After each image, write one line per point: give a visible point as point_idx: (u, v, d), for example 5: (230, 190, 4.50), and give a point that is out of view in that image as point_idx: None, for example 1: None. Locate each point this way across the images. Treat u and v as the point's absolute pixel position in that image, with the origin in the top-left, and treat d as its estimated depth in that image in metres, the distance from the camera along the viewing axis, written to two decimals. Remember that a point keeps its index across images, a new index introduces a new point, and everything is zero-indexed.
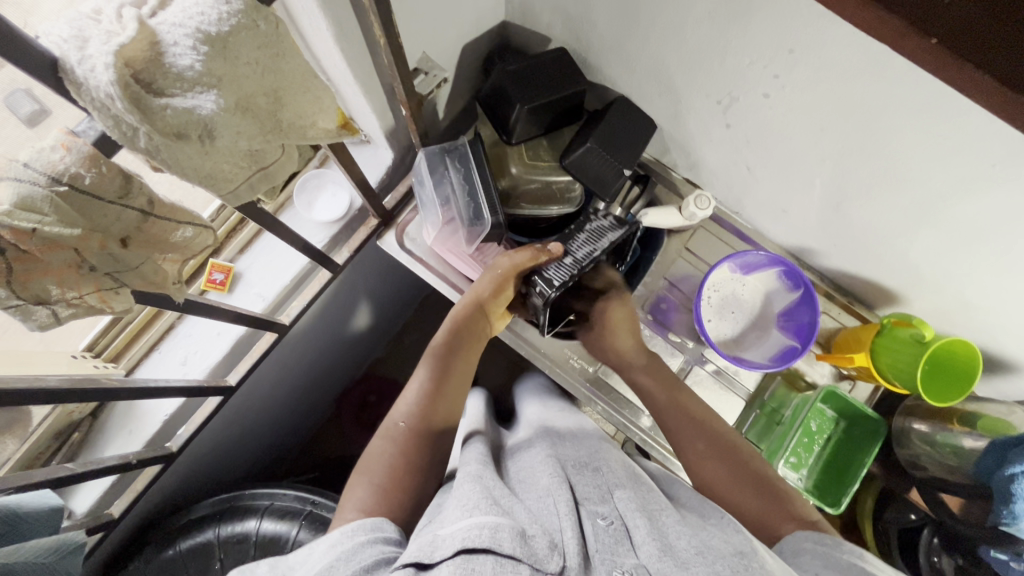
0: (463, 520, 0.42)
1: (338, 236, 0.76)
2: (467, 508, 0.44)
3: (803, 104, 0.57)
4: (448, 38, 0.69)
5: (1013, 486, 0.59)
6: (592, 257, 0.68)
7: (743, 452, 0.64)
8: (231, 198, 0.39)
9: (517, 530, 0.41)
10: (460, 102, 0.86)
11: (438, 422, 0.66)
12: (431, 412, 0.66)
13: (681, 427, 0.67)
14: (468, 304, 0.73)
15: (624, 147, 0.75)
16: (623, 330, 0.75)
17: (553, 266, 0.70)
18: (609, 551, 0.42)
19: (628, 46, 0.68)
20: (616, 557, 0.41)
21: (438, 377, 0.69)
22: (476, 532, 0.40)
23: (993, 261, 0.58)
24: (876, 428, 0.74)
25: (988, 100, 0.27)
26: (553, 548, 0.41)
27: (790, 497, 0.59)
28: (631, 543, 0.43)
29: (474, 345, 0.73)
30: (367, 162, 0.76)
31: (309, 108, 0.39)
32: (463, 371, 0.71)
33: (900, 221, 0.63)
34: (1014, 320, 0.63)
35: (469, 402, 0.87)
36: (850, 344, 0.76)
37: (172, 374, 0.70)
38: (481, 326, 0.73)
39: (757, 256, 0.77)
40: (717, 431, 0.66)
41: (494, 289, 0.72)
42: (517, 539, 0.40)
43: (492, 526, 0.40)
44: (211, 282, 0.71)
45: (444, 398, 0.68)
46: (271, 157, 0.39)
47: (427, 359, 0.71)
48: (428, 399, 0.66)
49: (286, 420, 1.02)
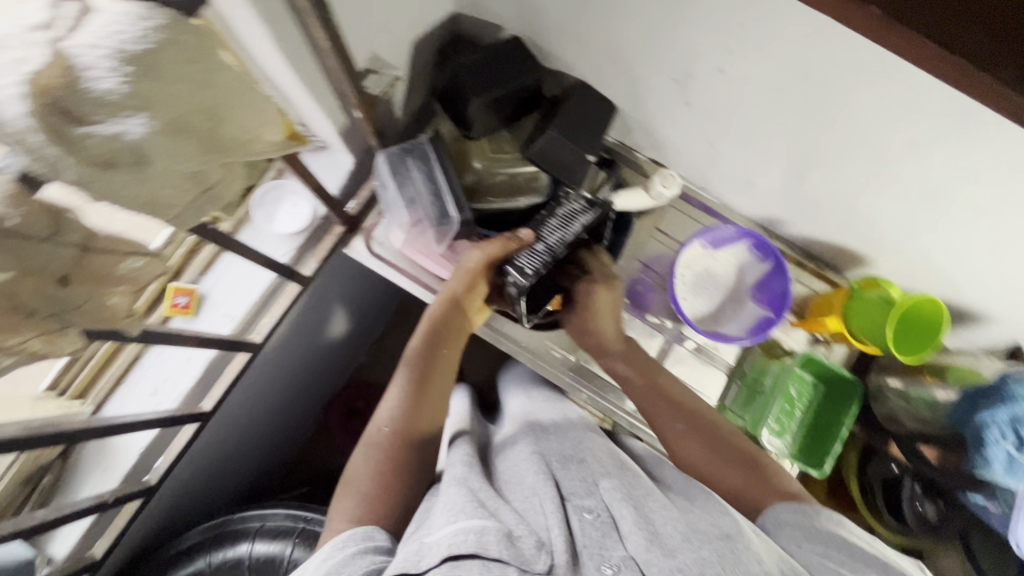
0: (450, 526, 0.45)
1: (303, 248, 0.74)
2: (453, 511, 0.47)
3: (759, 77, 0.57)
4: (396, 34, 0.67)
5: (985, 433, 0.60)
6: (563, 244, 0.69)
7: (724, 431, 0.65)
8: (178, 222, 0.37)
9: (503, 533, 0.44)
10: (416, 98, 0.84)
11: (422, 425, 0.65)
12: (413, 416, 0.64)
13: (661, 408, 0.68)
14: (443, 302, 0.71)
15: (586, 133, 0.74)
16: (607, 314, 0.74)
17: (524, 254, 0.70)
18: (598, 545, 0.46)
19: (581, 30, 0.67)
20: (605, 551, 0.46)
21: (418, 379, 0.67)
22: (462, 537, 0.43)
23: (952, 216, 0.59)
24: (853, 389, 0.76)
25: (937, 60, 0.28)
26: (541, 548, 0.44)
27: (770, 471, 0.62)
28: (618, 535, 0.47)
29: (455, 344, 0.70)
30: (325, 169, 0.74)
31: (253, 123, 0.38)
32: (445, 370, 0.69)
33: (862, 186, 0.63)
34: (977, 271, 0.65)
35: (454, 400, 0.86)
36: (822, 309, 0.77)
37: (144, 407, 0.68)
38: (459, 323, 0.71)
39: (727, 229, 0.78)
40: (695, 411, 0.67)
41: (467, 286, 0.71)
42: (503, 543, 0.43)
43: (478, 530, 0.43)
44: (174, 307, 0.68)
45: (425, 402, 0.66)
46: (213, 177, 0.38)
47: (406, 362, 0.69)
48: (409, 403, 0.65)
49: (270, 438, 1.00)
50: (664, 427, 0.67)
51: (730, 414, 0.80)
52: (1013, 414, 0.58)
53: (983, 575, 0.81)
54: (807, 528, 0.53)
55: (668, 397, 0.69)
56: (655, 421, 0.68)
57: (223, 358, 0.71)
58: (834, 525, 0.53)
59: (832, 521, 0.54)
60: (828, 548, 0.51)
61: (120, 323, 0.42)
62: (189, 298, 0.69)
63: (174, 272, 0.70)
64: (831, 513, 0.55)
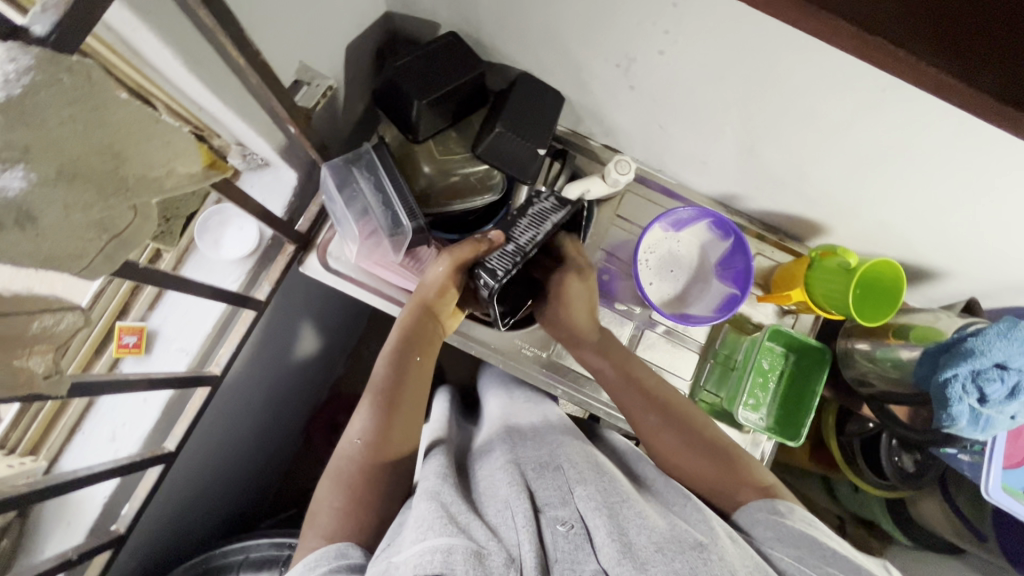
0: (418, 543, 0.44)
1: (254, 271, 0.71)
2: (423, 527, 0.46)
3: (698, 56, 0.56)
4: (326, 40, 0.64)
5: (948, 390, 0.60)
6: (535, 242, 0.66)
7: (697, 420, 0.66)
8: (90, 271, 0.35)
9: (472, 551, 0.43)
10: (359, 104, 0.81)
11: (395, 437, 0.63)
12: (387, 425, 0.63)
13: (633, 401, 0.67)
14: (416, 305, 0.70)
15: (534, 126, 0.72)
16: (579, 304, 0.72)
17: (490, 258, 0.68)
18: (569, 560, 0.47)
19: (516, 20, 0.65)
20: (577, 565, 0.46)
21: (390, 384, 0.66)
22: (429, 557, 0.42)
23: (899, 179, 0.60)
24: (822, 355, 0.77)
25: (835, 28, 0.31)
26: (510, 564, 0.44)
27: (741, 460, 0.62)
28: (590, 545, 0.48)
29: (428, 349, 0.69)
30: (268, 187, 0.71)
31: (158, 155, 0.36)
32: (419, 377, 0.68)
33: (811, 156, 0.63)
34: (929, 229, 0.66)
35: (435, 404, 0.86)
36: (786, 281, 0.77)
37: (102, 454, 0.65)
38: (432, 328, 0.70)
39: (686, 212, 0.77)
40: (669, 401, 0.67)
41: (439, 287, 0.70)
42: (470, 561, 0.42)
43: (445, 549, 0.43)
44: (122, 346, 0.66)
45: (399, 410, 0.64)
46: (123, 223, 0.35)
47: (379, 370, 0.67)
48: (383, 411, 0.63)
49: (249, 465, 0.97)
50: (637, 419, 0.67)
51: (706, 393, 0.80)
52: (973, 367, 0.58)
53: (962, 516, 0.85)
54: (778, 527, 0.53)
55: (643, 390, 0.68)
56: (629, 412, 0.68)
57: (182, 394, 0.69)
58: (805, 525, 0.53)
59: (804, 521, 0.54)
60: (800, 547, 0.50)
61: (40, 387, 0.38)
62: (137, 336, 0.67)
63: (120, 312, 0.68)
64: (804, 514, 0.55)
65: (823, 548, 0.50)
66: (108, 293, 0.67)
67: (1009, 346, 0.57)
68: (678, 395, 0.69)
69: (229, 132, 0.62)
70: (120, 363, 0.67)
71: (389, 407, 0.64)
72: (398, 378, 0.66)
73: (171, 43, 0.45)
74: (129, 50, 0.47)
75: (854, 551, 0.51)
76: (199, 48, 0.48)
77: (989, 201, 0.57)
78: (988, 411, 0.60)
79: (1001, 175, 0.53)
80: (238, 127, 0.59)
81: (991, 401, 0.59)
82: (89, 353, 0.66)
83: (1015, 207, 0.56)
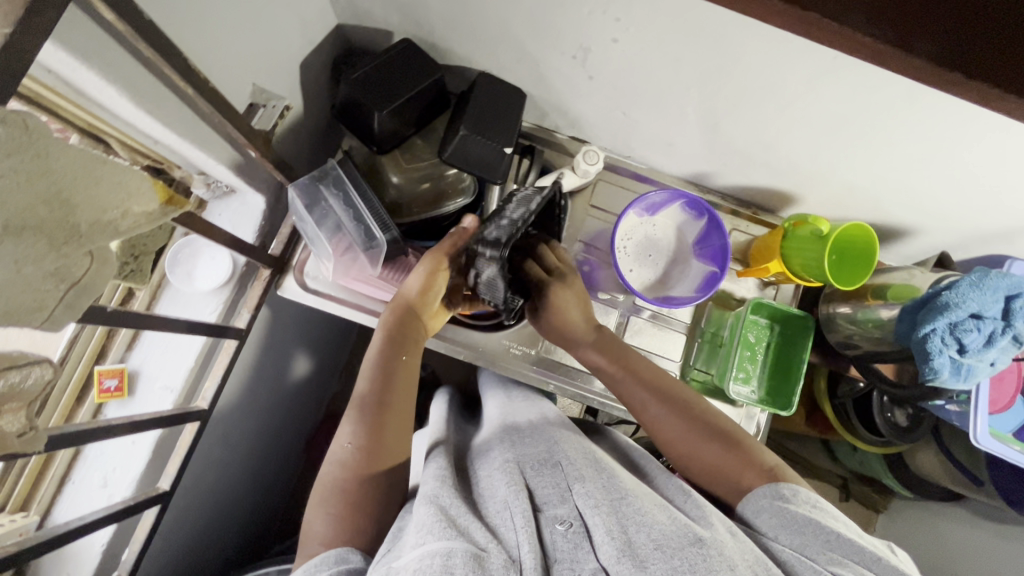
0: (419, 548, 0.45)
1: (232, 299, 0.71)
2: (422, 531, 0.47)
3: (651, 40, 0.57)
4: (277, 60, 0.64)
5: (929, 345, 0.60)
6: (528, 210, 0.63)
7: (699, 406, 0.66)
8: (51, 323, 0.35)
9: (471, 554, 0.44)
10: (321, 120, 0.80)
11: (388, 445, 0.63)
12: (376, 424, 0.62)
13: (635, 391, 0.68)
14: (398, 303, 0.70)
15: (498, 126, 0.71)
16: (570, 309, 0.71)
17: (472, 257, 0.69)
18: (569, 559, 0.47)
19: (468, 21, 0.65)
20: (576, 564, 0.47)
21: (379, 388, 0.65)
22: (429, 561, 0.43)
23: (860, 143, 0.60)
24: (804, 323, 0.79)
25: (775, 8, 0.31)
26: (509, 565, 0.44)
27: (744, 444, 0.62)
28: (590, 543, 0.48)
29: (414, 348, 0.68)
30: (236, 213, 0.70)
31: (111, 195, 0.36)
32: (407, 378, 0.67)
33: (773, 129, 0.64)
34: (894, 189, 0.67)
35: (434, 405, 0.86)
36: (763, 255, 0.78)
37: (97, 501, 0.64)
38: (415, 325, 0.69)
39: (658, 195, 0.77)
40: (671, 390, 0.67)
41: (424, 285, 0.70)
42: (470, 564, 0.43)
43: (444, 553, 0.43)
44: (104, 391, 0.65)
45: (390, 418, 0.64)
46: (80, 270, 0.35)
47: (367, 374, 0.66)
48: (372, 415, 0.63)
49: (251, 493, 0.97)
50: (637, 410, 0.68)
51: (696, 372, 0.81)
52: (950, 321, 0.59)
53: (956, 463, 0.87)
54: (783, 513, 0.53)
55: (645, 381, 0.68)
56: (632, 403, 0.68)
57: (171, 432, 0.68)
58: (811, 509, 0.53)
59: (810, 504, 0.54)
60: (805, 534, 0.51)
61: (13, 446, 0.37)
62: (118, 378, 0.66)
63: (98, 356, 0.67)
64: (810, 496, 0.55)
65: (828, 533, 0.50)
66: (84, 337, 0.65)
67: (983, 296, 0.58)
68: (679, 384, 0.69)
69: (190, 163, 0.61)
70: (103, 408, 0.66)
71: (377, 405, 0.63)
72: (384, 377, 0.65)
73: (115, 79, 0.44)
74: (73, 90, 0.46)
75: (863, 536, 0.52)
76: (145, 81, 0.47)
77: (949, 157, 0.58)
78: (969, 360, 0.61)
79: (957, 130, 0.53)
80: (198, 157, 0.58)
81: (970, 351, 0.60)
82: (70, 402, 0.65)
83: (973, 160, 0.57)
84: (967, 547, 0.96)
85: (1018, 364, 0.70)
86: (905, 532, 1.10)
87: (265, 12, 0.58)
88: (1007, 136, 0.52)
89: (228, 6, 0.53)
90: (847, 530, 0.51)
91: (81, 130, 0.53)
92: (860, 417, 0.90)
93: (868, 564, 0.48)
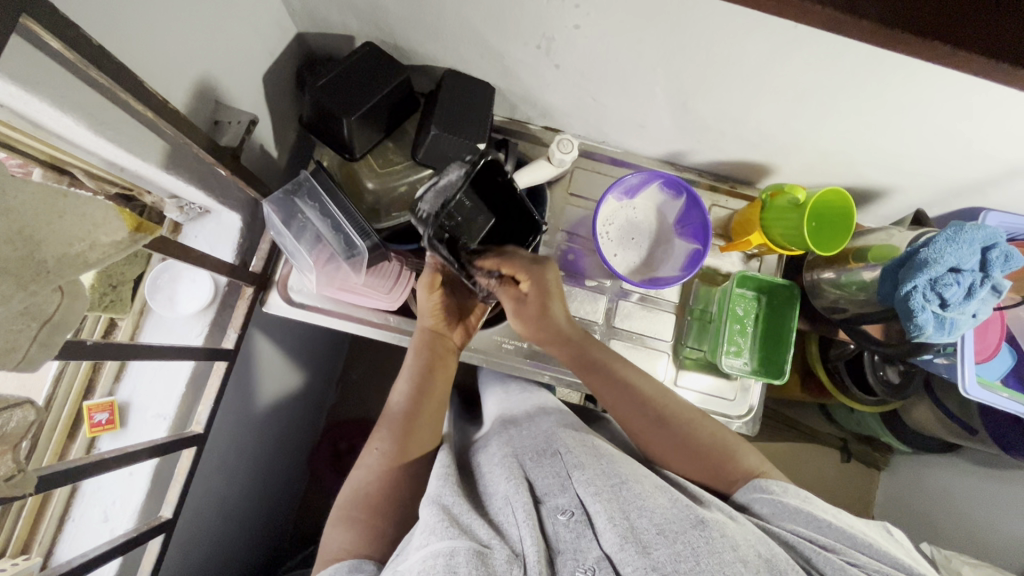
0: (422, 549, 0.45)
1: (218, 321, 0.70)
2: (425, 531, 0.47)
3: (612, 23, 0.57)
4: (237, 75, 0.63)
5: (911, 302, 0.61)
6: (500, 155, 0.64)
7: (687, 417, 0.65)
8: (26, 362, 0.36)
9: (473, 551, 0.44)
10: (290, 132, 0.79)
11: (412, 453, 0.65)
12: (403, 437, 0.65)
13: (626, 406, 0.65)
14: (422, 334, 0.71)
15: (470, 122, 0.70)
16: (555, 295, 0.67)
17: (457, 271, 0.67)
18: (573, 549, 0.49)
19: (428, 20, 0.64)
20: (580, 553, 0.48)
21: (411, 408, 0.67)
22: (432, 562, 0.43)
23: (829, 109, 0.61)
24: (791, 291, 0.79)
25: None
26: (513, 560, 0.45)
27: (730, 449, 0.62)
28: (592, 532, 0.49)
29: (442, 368, 0.70)
30: (212, 233, 0.69)
31: (74, 229, 0.37)
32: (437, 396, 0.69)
33: (741, 103, 0.64)
34: (865, 152, 0.67)
35: None
36: (743, 227, 0.78)
37: (100, 536, 0.63)
38: (441, 351, 0.71)
39: (634, 177, 0.77)
40: (661, 405, 0.65)
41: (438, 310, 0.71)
42: (473, 563, 0.43)
43: (447, 553, 0.44)
44: (96, 425, 0.64)
45: (417, 430, 0.66)
46: (51, 307, 0.37)
47: (404, 393, 0.68)
48: (400, 432, 0.65)
49: (257, 512, 0.96)
50: (624, 421, 0.66)
51: (688, 350, 0.81)
52: (930, 277, 0.60)
53: (950, 414, 0.88)
54: (774, 504, 0.55)
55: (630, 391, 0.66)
56: (619, 413, 0.66)
57: (169, 460, 0.67)
58: (801, 500, 0.55)
59: (800, 497, 0.55)
60: (800, 524, 0.52)
61: None
62: (109, 412, 0.66)
63: (87, 390, 0.66)
64: (799, 491, 0.57)
65: (819, 521, 0.52)
66: (70, 371, 0.66)
67: (960, 250, 0.59)
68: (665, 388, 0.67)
69: (160, 186, 0.60)
70: (96, 442, 0.65)
71: (404, 423, 0.65)
72: (414, 402, 0.67)
73: (69, 108, 0.43)
74: (29, 123, 0.45)
75: (853, 523, 0.53)
76: (102, 107, 0.46)
77: (915, 117, 0.58)
78: (952, 314, 0.62)
79: (921, 89, 0.54)
80: (166, 180, 0.57)
81: (952, 304, 0.61)
82: (62, 439, 0.65)
83: (939, 117, 0.57)
84: (967, 495, 0.98)
85: (1001, 313, 0.71)
86: (907, 487, 1.12)
87: (219, 26, 0.57)
88: (969, 89, 0.52)
89: (180, 23, 0.52)
90: (837, 519, 0.52)
91: (43, 163, 0.52)
92: (853, 379, 0.90)
93: (858, 548, 0.50)
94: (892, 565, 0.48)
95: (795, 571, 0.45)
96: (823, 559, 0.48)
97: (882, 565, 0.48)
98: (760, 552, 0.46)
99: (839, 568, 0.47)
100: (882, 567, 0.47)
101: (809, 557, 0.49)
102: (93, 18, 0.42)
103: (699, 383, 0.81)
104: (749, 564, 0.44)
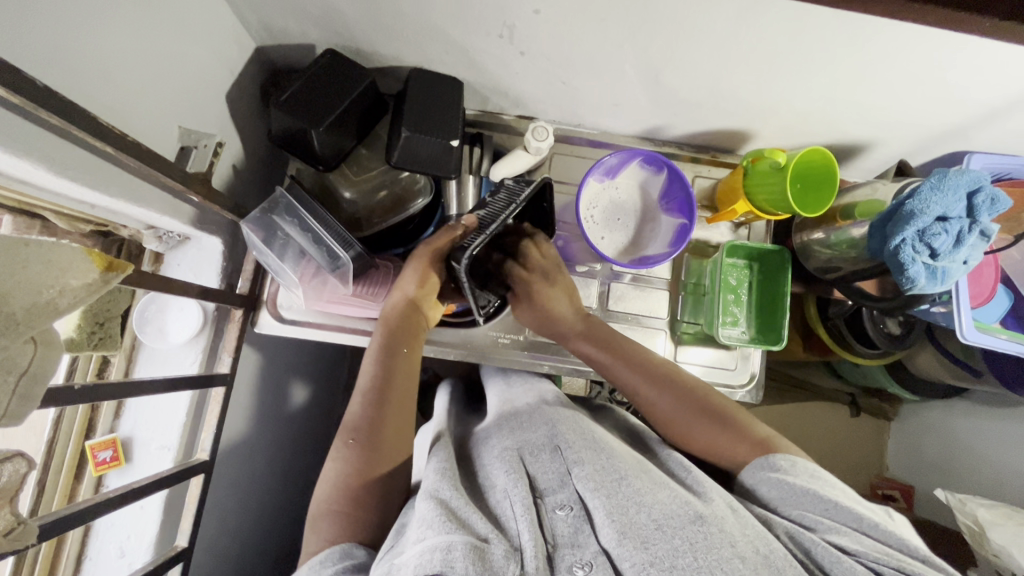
0: (419, 543, 0.45)
1: (211, 345, 0.70)
2: (423, 525, 0.47)
3: (572, 5, 0.56)
4: (196, 97, 0.62)
5: (901, 256, 0.60)
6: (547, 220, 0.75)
7: (698, 389, 0.66)
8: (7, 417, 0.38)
9: (471, 545, 0.44)
10: (261, 147, 0.78)
11: (392, 454, 0.62)
12: (375, 426, 0.63)
13: (628, 374, 0.68)
14: (398, 302, 0.70)
15: (439, 120, 0.69)
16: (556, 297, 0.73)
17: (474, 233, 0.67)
18: (570, 544, 0.49)
19: (385, 20, 0.63)
20: (578, 546, 0.48)
21: (380, 386, 0.65)
22: (429, 556, 0.43)
23: (801, 69, 0.60)
24: (782, 257, 0.78)
25: None
26: (511, 554, 0.45)
27: (744, 425, 0.61)
28: (590, 526, 0.49)
29: (414, 341, 0.69)
30: (193, 260, 0.69)
31: (42, 276, 0.38)
32: (406, 377, 0.67)
33: (710, 71, 0.63)
34: (843, 108, 0.67)
35: (436, 400, 0.85)
36: (728, 196, 0.77)
37: (119, 571, 0.64)
38: (415, 323, 0.70)
39: (613, 159, 0.76)
40: (669, 375, 0.67)
41: (417, 281, 0.70)
42: (469, 557, 0.43)
43: (444, 547, 0.44)
44: (100, 464, 0.65)
45: (388, 415, 0.64)
46: (26, 360, 0.38)
47: (373, 363, 0.66)
48: (371, 418, 0.63)
49: (277, 528, 0.96)
50: (635, 394, 0.68)
51: (685, 325, 0.81)
52: (918, 228, 0.59)
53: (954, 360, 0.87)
54: (781, 486, 0.54)
55: (631, 361, 0.68)
56: (626, 387, 0.69)
57: (178, 491, 0.67)
58: (809, 479, 0.54)
59: (808, 474, 0.55)
60: (803, 507, 0.52)
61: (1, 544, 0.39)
62: (113, 449, 0.66)
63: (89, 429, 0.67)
64: (807, 465, 0.56)
65: (824, 503, 0.51)
66: (67, 417, 0.66)
67: (944, 198, 0.58)
68: (688, 372, 0.68)
69: (135, 220, 0.60)
70: (103, 479, 0.66)
71: (376, 414, 0.63)
72: (383, 386, 0.65)
73: (28, 153, 0.42)
74: None
75: (859, 501, 0.53)
76: (62, 150, 0.45)
77: (889, 66, 0.57)
78: (942, 264, 0.61)
79: (892, 39, 0.53)
80: (139, 213, 0.57)
81: (942, 254, 0.60)
82: (69, 480, 0.66)
83: (912, 66, 0.56)
84: (977, 439, 0.98)
85: (993, 256, 0.70)
86: (919, 434, 1.12)
87: (173, 52, 0.56)
88: (939, 36, 0.51)
89: (131, 53, 0.51)
90: (843, 499, 0.52)
91: (12, 210, 0.53)
92: (854, 335, 0.90)
93: (865, 530, 0.49)
94: (899, 548, 0.48)
95: (792, 569, 0.45)
96: (821, 550, 0.47)
97: (888, 550, 0.47)
98: (757, 548, 0.46)
99: (835, 560, 0.46)
100: (883, 552, 0.47)
101: (808, 550, 0.48)
102: (39, 59, 0.41)
103: (698, 356, 0.81)
104: (747, 562, 0.44)
